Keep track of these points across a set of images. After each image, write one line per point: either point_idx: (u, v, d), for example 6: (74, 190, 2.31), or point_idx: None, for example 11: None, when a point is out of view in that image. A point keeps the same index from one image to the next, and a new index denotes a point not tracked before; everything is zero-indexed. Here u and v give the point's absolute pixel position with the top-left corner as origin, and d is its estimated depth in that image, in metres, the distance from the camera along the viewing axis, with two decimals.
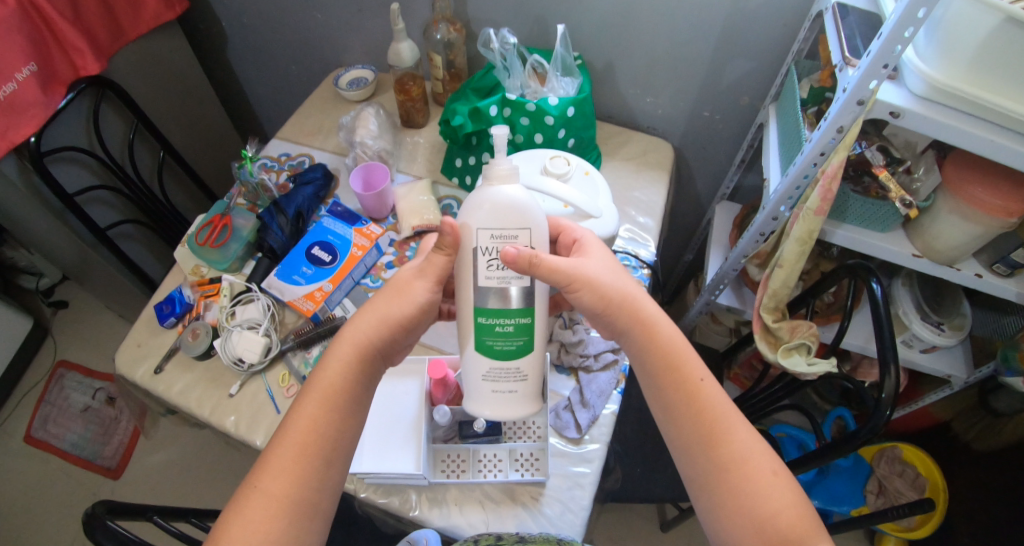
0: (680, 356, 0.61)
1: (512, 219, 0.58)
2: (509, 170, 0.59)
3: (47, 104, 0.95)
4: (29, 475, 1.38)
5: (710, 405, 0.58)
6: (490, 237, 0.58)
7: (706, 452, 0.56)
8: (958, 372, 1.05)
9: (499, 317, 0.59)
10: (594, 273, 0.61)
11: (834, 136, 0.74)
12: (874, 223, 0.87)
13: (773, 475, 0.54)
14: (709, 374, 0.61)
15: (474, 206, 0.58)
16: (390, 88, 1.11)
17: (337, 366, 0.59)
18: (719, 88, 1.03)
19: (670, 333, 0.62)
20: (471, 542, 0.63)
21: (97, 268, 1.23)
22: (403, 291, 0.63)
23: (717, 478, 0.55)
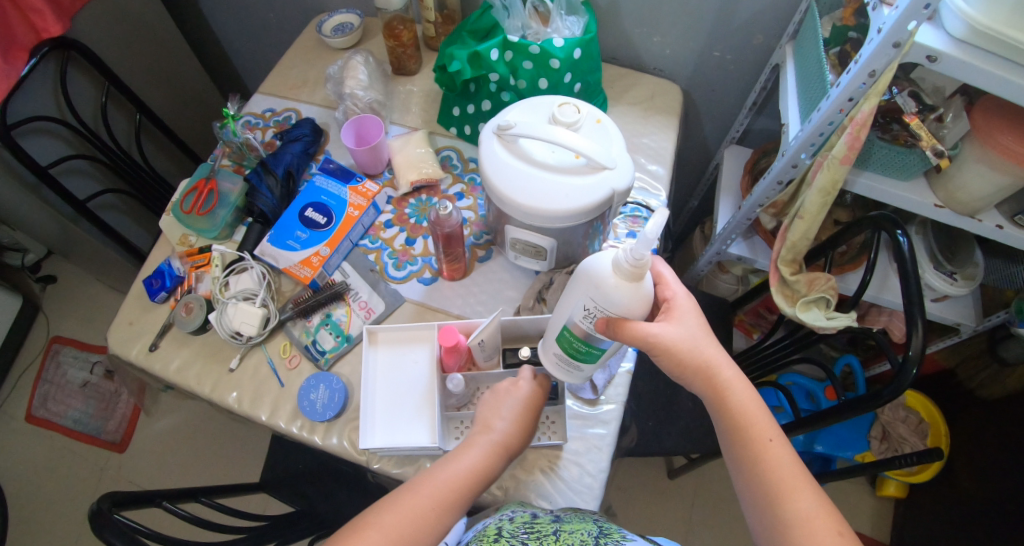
0: (748, 414, 0.56)
1: (621, 300, 0.55)
2: (637, 265, 0.53)
3: (7, 72, 0.87)
4: (35, 453, 1.37)
5: (776, 465, 0.53)
6: (593, 304, 0.57)
7: (768, 513, 0.52)
8: (967, 320, 1.02)
9: (577, 336, 0.60)
10: (675, 340, 0.57)
11: (865, 81, 0.68)
12: (897, 171, 0.82)
13: (840, 536, 0.49)
14: (778, 433, 0.56)
15: (590, 274, 0.56)
16: (377, 33, 1.02)
17: (481, 449, 0.58)
18: (732, 27, 0.96)
19: (739, 392, 0.57)
20: (506, 518, 0.60)
21: (81, 241, 1.18)
22: (529, 410, 0.62)
23: (781, 541, 0.50)
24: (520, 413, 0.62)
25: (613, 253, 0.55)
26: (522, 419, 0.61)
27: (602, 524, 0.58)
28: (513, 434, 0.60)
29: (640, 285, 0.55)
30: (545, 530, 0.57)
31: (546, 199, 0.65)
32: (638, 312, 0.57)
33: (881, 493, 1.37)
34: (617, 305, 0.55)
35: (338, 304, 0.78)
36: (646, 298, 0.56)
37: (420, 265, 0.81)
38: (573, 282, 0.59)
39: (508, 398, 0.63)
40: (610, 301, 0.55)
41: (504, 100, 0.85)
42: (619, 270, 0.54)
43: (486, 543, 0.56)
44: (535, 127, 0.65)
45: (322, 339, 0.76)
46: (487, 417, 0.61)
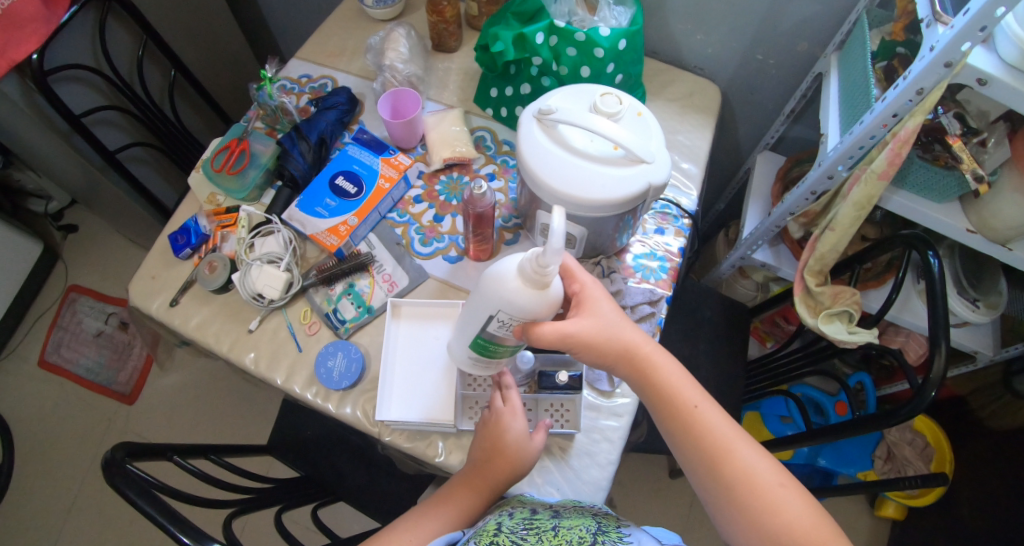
0: (673, 386, 0.57)
1: (528, 307, 0.52)
2: (537, 271, 0.49)
3: (48, 18, 0.87)
4: (44, 398, 1.39)
5: (707, 430, 0.55)
6: (502, 315, 0.53)
7: (713, 481, 0.53)
8: (984, 349, 1.02)
9: (492, 342, 0.58)
10: (596, 328, 0.57)
11: (912, 98, 0.67)
12: (933, 192, 0.80)
13: (783, 487, 0.51)
14: (703, 396, 0.57)
15: (496, 286, 0.52)
16: (420, 7, 1.01)
17: (462, 489, 0.61)
18: (778, 31, 0.94)
19: (660, 364, 0.58)
20: (505, 514, 0.59)
21: (107, 192, 1.18)
22: (519, 446, 0.61)
23: (727, 502, 0.52)
24: (505, 451, 0.61)
25: (519, 259, 0.52)
26: (502, 455, 0.61)
27: (601, 519, 0.58)
28: (493, 472, 0.61)
29: (547, 290, 0.52)
30: (544, 526, 0.57)
31: (583, 187, 0.65)
32: (543, 317, 0.54)
33: (879, 513, 1.36)
34: (525, 312, 0.52)
35: (363, 275, 0.78)
36: (554, 301, 0.53)
37: (446, 243, 0.81)
38: (477, 291, 0.55)
39: (492, 432, 0.62)
40: (518, 310, 0.52)
41: (544, 85, 0.84)
42: (523, 277, 0.51)
43: (486, 538, 0.55)
44: (571, 113, 0.65)
45: (344, 308, 0.76)
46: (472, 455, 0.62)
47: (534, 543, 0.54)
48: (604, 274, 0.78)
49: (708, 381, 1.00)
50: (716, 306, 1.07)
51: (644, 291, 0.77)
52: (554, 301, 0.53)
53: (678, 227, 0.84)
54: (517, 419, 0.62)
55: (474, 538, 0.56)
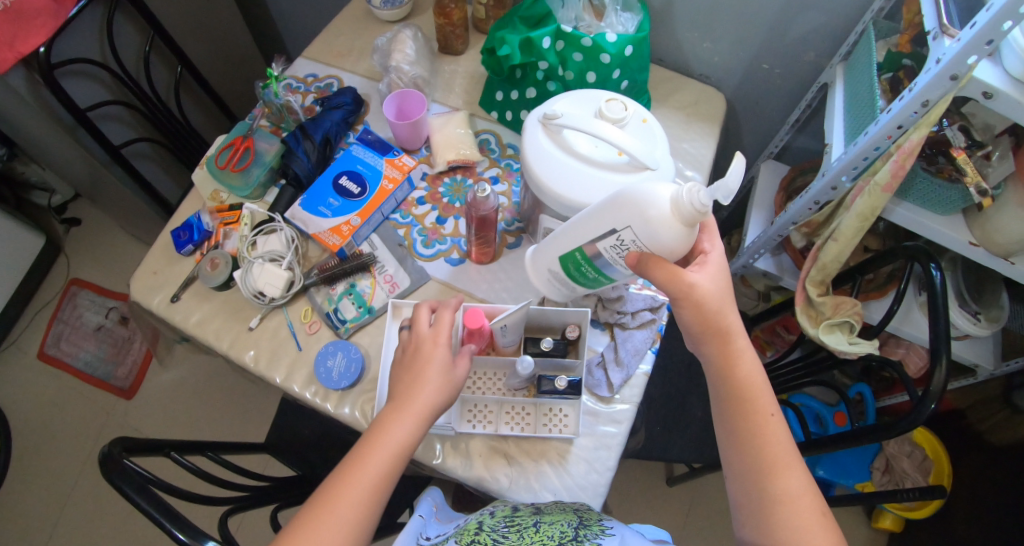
0: (754, 388, 0.56)
1: (665, 237, 0.53)
2: (696, 211, 0.50)
3: (56, 12, 0.88)
4: (42, 391, 1.39)
5: (773, 440, 0.54)
6: (627, 235, 0.55)
7: (756, 488, 0.52)
8: (985, 363, 1.01)
9: (588, 264, 0.62)
10: (705, 294, 0.55)
11: (917, 110, 0.67)
12: (936, 205, 0.80)
13: (824, 517, 0.51)
14: (779, 411, 0.56)
15: (640, 208, 0.53)
16: (427, 9, 1.02)
17: (395, 423, 0.54)
18: (785, 41, 0.94)
19: (748, 363, 0.56)
20: (486, 513, 0.61)
21: (110, 187, 1.18)
22: (448, 369, 0.58)
23: (764, 512, 0.51)
24: (436, 376, 0.57)
25: (675, 189, 0.52)
26: (433, 380, 0.57)
27: (583, 514, 0.59)
28: (428, 398, 0.56)
29: (690, 228, 0.52)
30: (525, 523, 0.57)
31: (587, 194, 0.65)
32: (672, 250, 0.54)
33: (876, 525, 1.36)
34: (658, 240, 0.53)
35: (364, 275, 0.78)
36: (690, 239, 0.53)
37: (449, 246, 0.81)
38: (610, 203, 0.55)
39: (416, 362, 0.58)
40: (648, 235, 0.53)
41: (549, 89, 0.84)
42: (676, 207, 0.51)
43: (467, 535, 0.56)
44: (577, 118, 0.65)
45: (345, 308, 0.76)
46: (396, 390, 0.57)
47: (514, 539, 0.55)
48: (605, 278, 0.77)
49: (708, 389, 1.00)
50: None
51: (644, 297, 0.77)
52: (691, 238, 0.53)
53: None
54: (439, 343, 0.59)
55: (454, 537, 0.56)
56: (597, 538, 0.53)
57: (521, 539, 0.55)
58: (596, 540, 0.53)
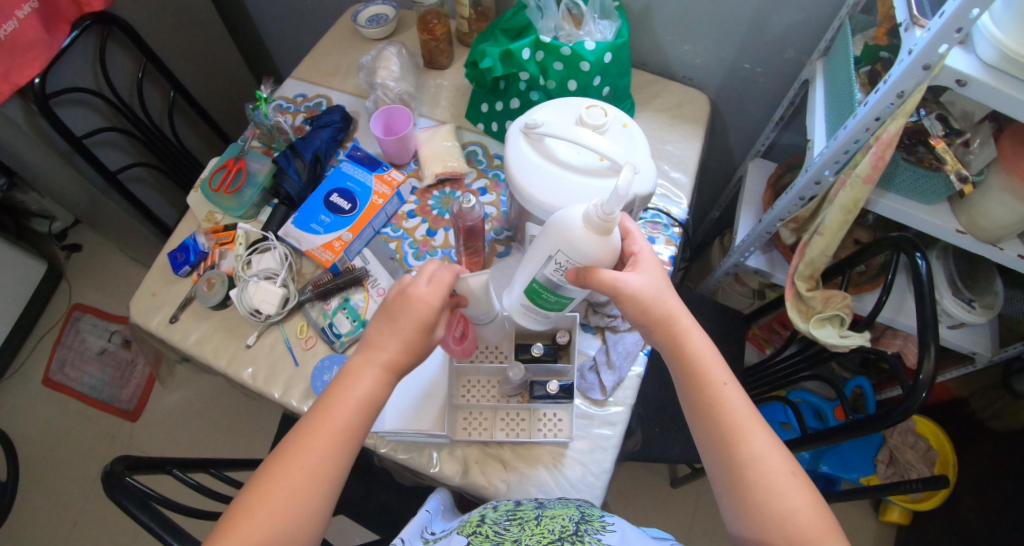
0: (703, 361, 0.58)
1: (588, 251, 0.58)
2: (604, 220, 0.56)
3: (49, 43, 0.90)
4: (49, 416, 1.40)
5: (730, 408, 0.55)
6: (562, 256, 0.59)
7: (723, 459, 0.54)
8: (982, 349, 1.01)
9: (548, 291, 0.64)
10: (638, 287, 0.59)
11: (893, 101, 0.68)
12: (920, 194, 0.81)
13: (792, 476, 0.52)
14: (732, 378, 0.57)
15: (563, 229, 0.58)
16: (412, 26, 1.04)
17: (364, 376, 0.55)
18: (764, 40, 0.96)
19: (695, 339, 0.59)
20: (488, 507, 0.61)
21: (109, 211, 1.20)
22: (430, 324, 0.58)
23: (734, 480, 0.52)
24: (412, 326, 0.57)
25: (586, 207, 0.58)
26: (410, 336, 0.57)
27: (584, 510, 0.59)
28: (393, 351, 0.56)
29: (608, 238, 0.58)
30: (527, 516, 0.58)
31: (570, 200, 0.66)
32: (601, 262, 0.59)
33: (884, 519, 1.36)
34: (585, 255, 0.58)
35: (357, 289, 0.79)
36: (614, 249, 0.59)
37: (439, 257, 0.82)
38: (542, 234, 0.61)
39: (396, 309, 0.57)
40: (577, 253, 0.58)
41: (532, 99, 0.86)
42: (589, 223, 0.57)
43: (470, 527, 0.57)
44: (557, 126, 0.66)
45: (339, 322, 0.77)
46: (370, 340, 0.57)
47: (517, 531, 0.56)
48: None
49: None
50: (712, 313, 1.07)
51: None
52: (614, 245, 0.59)
53: (669, 236, 0.85)
54: (431, 295, 0.58)
55: (458, 529, 0.58)
56: (598, 534, 0.54)
57: (522, 531, 0.56)
58: (596, 536, 0.54)
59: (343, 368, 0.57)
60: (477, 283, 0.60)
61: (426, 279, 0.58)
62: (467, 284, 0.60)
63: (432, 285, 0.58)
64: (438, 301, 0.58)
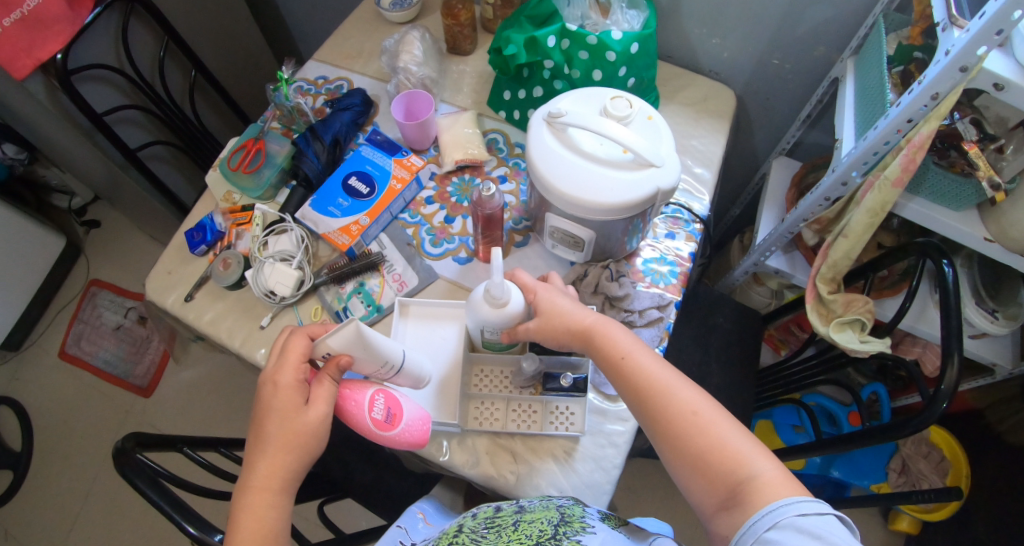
0: (606, 344, 0.61)
1: (500, 319, 0.62)
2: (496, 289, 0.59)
3: (72, 19, 0.90)
4: (64, 389, 1.42)
5: (633, 377, 0.58)
6: (488, 327, 0.63)
7: (644, 427, 0.57)
8: (1003, 361, 0.99)
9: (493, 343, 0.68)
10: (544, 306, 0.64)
11: (927, 103, 0.65)
12: (949, 199, 0.78)
13: (698, 415, 0.54)
14: (633, 347, 0.60)
15: (474, 310, 0.62)
16: (436, 10, 1.02)
17: (252, 511, 0.51)
18: (794, 36, 0.93)
19: (599, 326, 0.62)
20: (469, 516, 0.60)
21: (128, 189, 1.21)
22: (300, 414, 0.54)
23: (659, 443, 0.55)
24: (279, 425, 0.53)
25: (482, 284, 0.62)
26: (280, 438, 0.53)
27: (564, 510, 0.58)
28: (276, 461, 0.53)
29: (511, 305, 0.61)
30: (505, 523, 0.58)
31: (590, 191, 0.65)
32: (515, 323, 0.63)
33: (893, 527, 1.30)
34: (501, 321, 0.62)
35: (373, 274, 0.79)
36: (517, 310, 0.62)
37: (456, 244, 0.82)
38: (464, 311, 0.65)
39: (259, 418, 0.54)
40: (495, 323, 0.62)
41: (556, 88, 0.85)
42: (486, 297, 0.61)
43: (446, 540, 0.58)
44: (581, 117, 0.65)
45: (354, 306, 0.77)
46: (245, 466, 0.54)
47: (492, 540, 0.56)
48: (613, 277, 0.76)
49: (719, 388, 0.99)
50: (729, 312, 1.05)
51: (652, 295, 0.76)
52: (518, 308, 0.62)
53: (689, 231, 0.84)
54: (284, 374, 0.55)
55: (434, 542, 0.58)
56: (577, 536, 0.54)
57: (498, 538, 0.56)
58: (575, 538, 0.53)
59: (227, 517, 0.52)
60: (336, 340, 0.55)
61: (276, 367, 0.55)
62: (327, 345, 0.56)
63: (286, 363, 0.55)
64: (297, 377, 0.55)
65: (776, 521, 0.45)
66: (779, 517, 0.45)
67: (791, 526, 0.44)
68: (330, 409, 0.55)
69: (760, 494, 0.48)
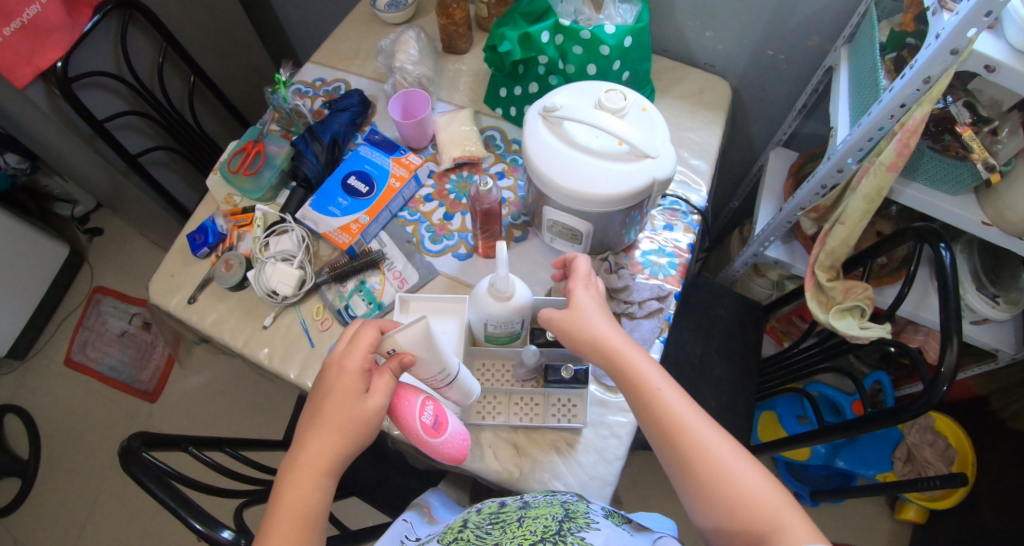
0: (637, 371, 0.58)
1: (502, 314, 0.62)
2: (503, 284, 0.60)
3: (72, 27, 0.91)
4: (70, 396, 1.43)
5: (668, 410, 0.56)
6: (490, 322, 0.64)
7: (673, 459, 0.55)
8: (1006, 347, 0.99)
9: (494, 336, 0.68)
10: (572, 319, 0.61)
11: (919, 87, 0.65)
12: (946, 184, 0.78)
13: (734, 461, 0.53)
14: (666, 381, 0.58)
15: (478, 303, 0.63)
16: (431, 10, 1.03)
17: (298, 486, 0.52)
18: (787, 26, 0.94)
19: (629, 352, 0.60)
20: (472, 511, 0.61)
21: (130, 195, 1.22)
22: (359, 403, 0.54)
23: (688, 478, 0.54)
24: (338, 408, 0.54)
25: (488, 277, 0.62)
26: (336, 422, 0.53)
27: (568, 506, 0.58)
28: (328, 444, 0.53)
29: (516, 300, 0.62)
30: (510, 518, 0.58)
31: (587, 183, 0.65)
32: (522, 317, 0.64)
33: (900, 516, 1.31)
34: (503, 317, 0.63)
35: (373, 272, 0.79)
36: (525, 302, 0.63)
37: (456, 241, 0.82)
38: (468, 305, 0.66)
39: (320, 396, 0.55)
40: (498, 319, 0.63)
41: (552, 83, 0.86)
42: (491, 291, 0.62)
43: (451, 535, 0.58)
44: (577, 110, 0.66)
45: (355, 304, 0.77)
46: (297, 441, 0.54)
47: (498, 537, 0.56)
48: (612, 269, 0.76)
49: (721, 379, 0.99)
50: (729, 304, 1.05)
51: (651, 286, 0.77)
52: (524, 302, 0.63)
53: (687, 223, 0.84)
54: (352, 360, 0.54)
55: (439, 536, 0.58)
56: (581, 532, 0.54)
57: (503, 535, 0.56)
58: (579, 535, 0.54)
59: (274, 485, 0.53)
60: (405, 337, 0.55)
61: (344, 346, 0.56)
62: (396, 340, 0.55)
63: (355, 350, 0.55)
64: (363, 365, 0.55)
65: None
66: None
67: None
68: (387, 402, 0.55)
69: None
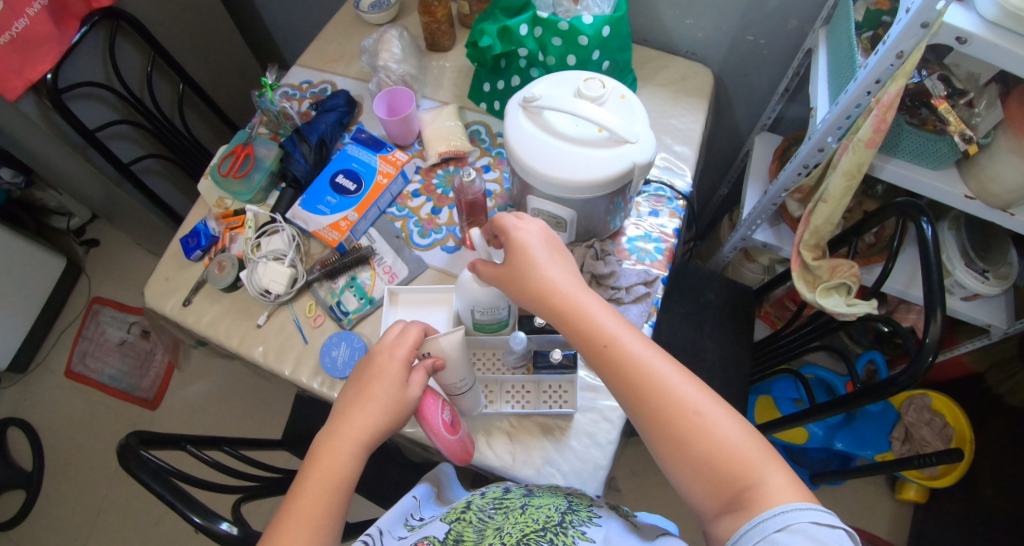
0: (590, 325, 0.55)
1: (488, 299, 0.64)
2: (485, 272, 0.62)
3: (60, 39, 0.92)
4: (72, 407, 1.44)
5: (624, 365, 0.52)
6: (477, 309, 0.66)
7: (637, 416, 0.52)
8: (998, 322, 0.99)
9: (482, 325, 0.70)
10: (521, 274, 0.58)
11: (893, 62, 0.66)
12: (927, 159, 0.79)
13: (700, 412, 0.50)
14: (621, 332, 0.54)
15: (463, 291, 0.65)
16: (414, 9, 1.05)
17: (331, 458, 0.51)
18: (765, 11, 0.95)
19: (580, 306, 0.56)
20: (477, 495, 0.62)
21: (125, 204, 1.23)
22: (404, 389, 0.54)
23: (654, 433, 0.51)
24: (384, 388, 0.54)
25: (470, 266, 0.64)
26: (378, 401, 0.53)
27: (573, 498, 0.60)
28: (368, 421, 0.53)
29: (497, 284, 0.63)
30: (513, 505, 0.59)
31: (568, 169, 0.66)
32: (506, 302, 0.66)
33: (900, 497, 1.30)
34: (489, 302, 0.64)
35: (364, 267, 0.80)
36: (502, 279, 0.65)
37: (444, 234, 0.83)
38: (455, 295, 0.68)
39: (366, 375, 0.55)
40: (484, 304, 0.65)
41: (533, 76, 0.86)
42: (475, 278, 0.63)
43: (454, 515, 0.59)
44: (557, 99, 0.67)
45: (347, 300, 0.78)
46: (338, 414, 0.54)
47: (500, 520, 0.57)
48: (598, 255, 0.77)
49: (714, 364, 1.00)
50: (720, 289, 1.06)
51: (638, 272, 0.78)
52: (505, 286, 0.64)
53: (673, 208, 0.85)
54: (402, 349, 0.56)
55: (442, 515, 0.59)
56: (582, 526, 0.54)
57: (506, 519, 0.57)
58: (580, 529, 0.54)
59: (307, 452, 0.52)
60: (449, 340, 0.58)
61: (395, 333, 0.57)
62: (437, 343, 0.58)
63: (406, 339, 0.56)
64: (410, 355, 0.56)
65: (788, 524, 0.43)
66: (791, 520, 0.43)
67: (803, 531, 0.42)
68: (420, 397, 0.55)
69: (771, 499, 0.45)
